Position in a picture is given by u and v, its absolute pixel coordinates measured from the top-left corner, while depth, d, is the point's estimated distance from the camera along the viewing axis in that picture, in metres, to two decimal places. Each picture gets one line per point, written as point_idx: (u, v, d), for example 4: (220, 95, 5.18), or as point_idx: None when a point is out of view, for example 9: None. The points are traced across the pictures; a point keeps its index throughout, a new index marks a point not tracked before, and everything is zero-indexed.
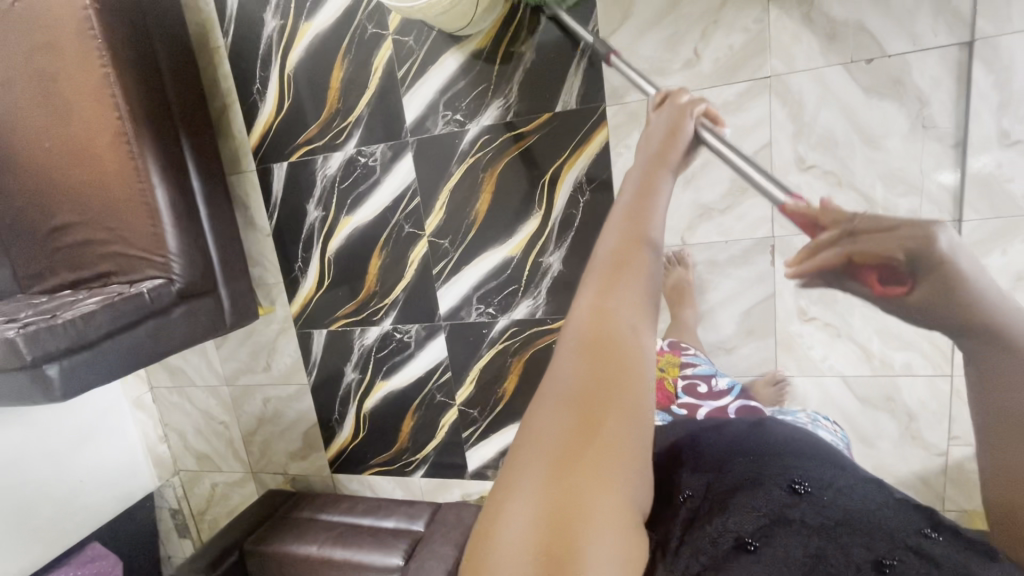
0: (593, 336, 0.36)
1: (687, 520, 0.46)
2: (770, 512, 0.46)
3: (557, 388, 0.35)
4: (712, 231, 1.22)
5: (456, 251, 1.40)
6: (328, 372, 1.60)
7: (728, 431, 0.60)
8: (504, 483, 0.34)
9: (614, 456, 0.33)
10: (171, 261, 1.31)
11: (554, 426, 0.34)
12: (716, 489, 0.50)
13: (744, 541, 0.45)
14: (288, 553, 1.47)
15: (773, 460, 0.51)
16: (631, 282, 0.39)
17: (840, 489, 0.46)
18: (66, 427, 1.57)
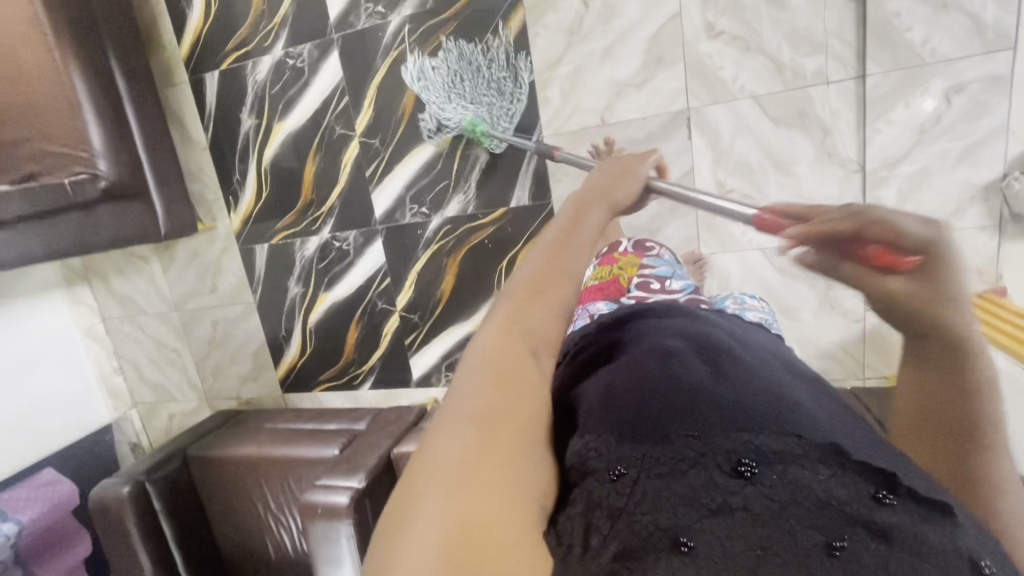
0: (499, 363, 0.42)
1: (613, 514, 0.41)
2: (711, 503, 0.41)
3: (459, 409, 0.40)
4: (630, 109, 1.13)
5: (387, 150, 1.31)
6: (272, 289, 1.53)
7: (676, 355, 0.51)
8: (405, 503, 0.36)
9: (507, 466, 0.38)
10: (96, 157, 1.19)
11: (455, 447, 0.37)
12: (653, 458, 0.43)
13: (679, 539, 0.39)
14: (226, 453, 1.34)
15: (715, 421, 0.44)
16: (549, 292, 0.47)
17: (791, 459, 0.41)
18: (13, 350, 1.57)
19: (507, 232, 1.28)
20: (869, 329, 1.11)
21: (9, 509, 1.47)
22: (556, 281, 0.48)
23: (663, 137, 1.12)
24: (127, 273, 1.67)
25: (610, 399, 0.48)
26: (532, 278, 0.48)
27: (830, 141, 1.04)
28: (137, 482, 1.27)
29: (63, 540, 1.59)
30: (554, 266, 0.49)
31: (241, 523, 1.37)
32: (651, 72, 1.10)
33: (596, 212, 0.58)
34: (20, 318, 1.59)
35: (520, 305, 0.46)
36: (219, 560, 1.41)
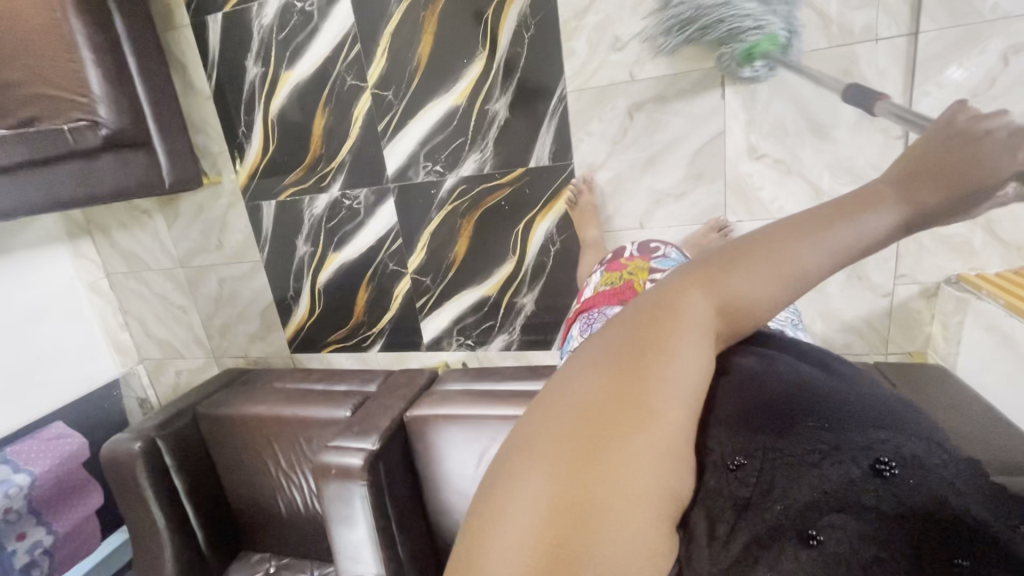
0: (659, 324, 0.39)
1: (736, 509, 0.36)
2: (839, 498, 0.33)
3: (613, 348, 0.38)
4: (660, 64, 1.06)
5: (400, 103, 1.24)
6: (279, 248, 1.50)
7: (800, 364, 0.46)
8: (533, 427, 0.35)
9: (648, 426, 0.34)
10: (97, 104, 1.13)
11: (583, 397, 0.35)
12: (775, 449, 0.37)
13: (805, 533, 0.32)
14: (237, 413, 1.33)
15: (847, 417, 0.38)
16: (755, 271, 0.40)
17: (937, 470, 0.33)
18: (18, 302, 1.54)
19: (525, 193, 1.23)
20: (895, 303, 1.08)
21: (20, 461, 1.48)
22: (771, 258, 0.40)
23: (695, 96, 1.07)
24: (130, 227, 1.63)
25: (740, 385, 0.43)
26: (739, 254, 0.41)
27: (873, 103, 0.98)
28: (148, 439, 1.27)
29: (75, 492, 1.62)
30: (771, 245, 0.41)
31: (252, 481, 1.37)
32: None
33: (889, 197, 0.40)
34: (24, 269, 1.56)
35: (708, 279, 0.41)
36: (230, 515, 1.43)
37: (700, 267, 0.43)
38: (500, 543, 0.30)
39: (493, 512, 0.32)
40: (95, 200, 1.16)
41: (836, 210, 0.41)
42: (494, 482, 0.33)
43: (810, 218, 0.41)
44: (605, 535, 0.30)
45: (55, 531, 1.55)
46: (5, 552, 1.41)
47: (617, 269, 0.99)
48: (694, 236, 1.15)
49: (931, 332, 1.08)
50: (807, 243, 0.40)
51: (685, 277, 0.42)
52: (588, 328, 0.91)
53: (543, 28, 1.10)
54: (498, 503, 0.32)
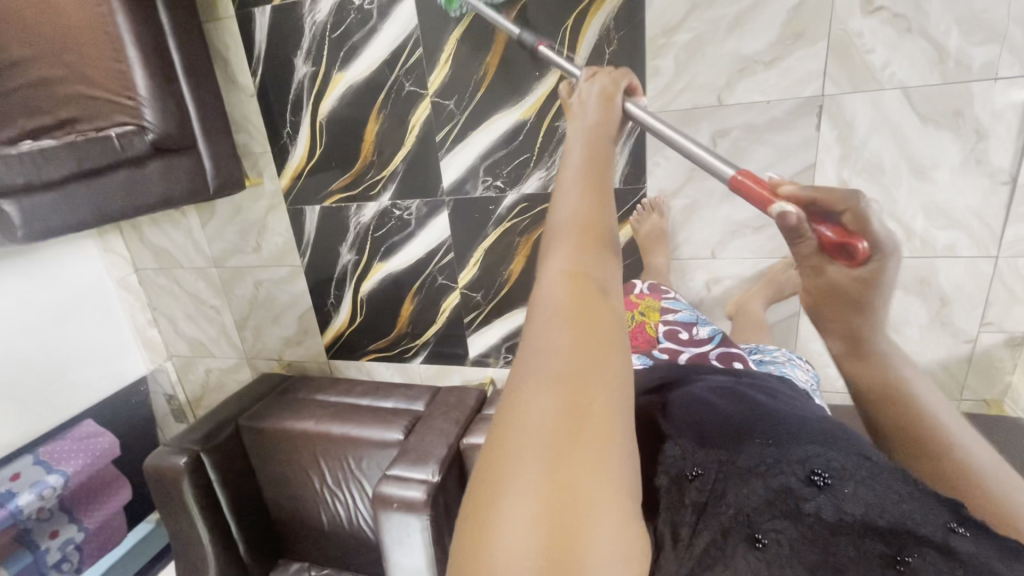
0: (581, 302, 0.36)
1: (698, 510, 0.45)
2: (785, 507, 0.42)
3: (538, 357, 0.34)
4: (753, 90, 0.99)
5: (462, 113, 1.17)
6: (321, 254, 1.44)
7: (747, 397, 0.58)
8: (490, 476, 0.32)
9: (604, 429, 0.32)
10: (142, 106, 1.06)
11: (542, 410, 0.32)
12: (729, 462, 0.47)
13: (753, 535, 0.42)
14: (280, 428, 1.30)
15: (788, 437, 0.48)
16: (590, 201, 0.41)
17: (862, 478, 0.43)
18: (46, 300, 1.49)
19: None
20: (980, 352, 1.04)
21: (53, 461, 1.46)
22: (593, 191, 0.42)
23: (788, 125, 1.00)
24: (162, 224, 1.56)
25: (697, 414, 0.54)
26: (574, 201, 0.41)
27: (981, 146, 0.92)
28: (192, 453, 1.24)
29: (106, 487, 1.60)
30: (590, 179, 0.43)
31: (294, 493, 1.35)
32: (786, 49, 0.96)
33: (606, 136, 0.49)
34: (51, 265, 1.50)
35: (577, 230, 0.39)
36: (270, 524, 1.42)
37: (553, 226, 0.41)
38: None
39: (477, 557, 0.30)
40: (144, 212, 1.10)
41: (597, 149, 0.46)
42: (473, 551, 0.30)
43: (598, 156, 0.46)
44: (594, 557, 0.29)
45: (86, 527, 1.53)
46: (38, 550, 1.42)
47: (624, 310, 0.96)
48: (769, 269, 1.11)
49: (1012, 383, 1.04)
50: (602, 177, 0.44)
51: (557, 242, 0.39)
52: None
53: (626, 44, 1.03)
54: (484, 547, 0.30)
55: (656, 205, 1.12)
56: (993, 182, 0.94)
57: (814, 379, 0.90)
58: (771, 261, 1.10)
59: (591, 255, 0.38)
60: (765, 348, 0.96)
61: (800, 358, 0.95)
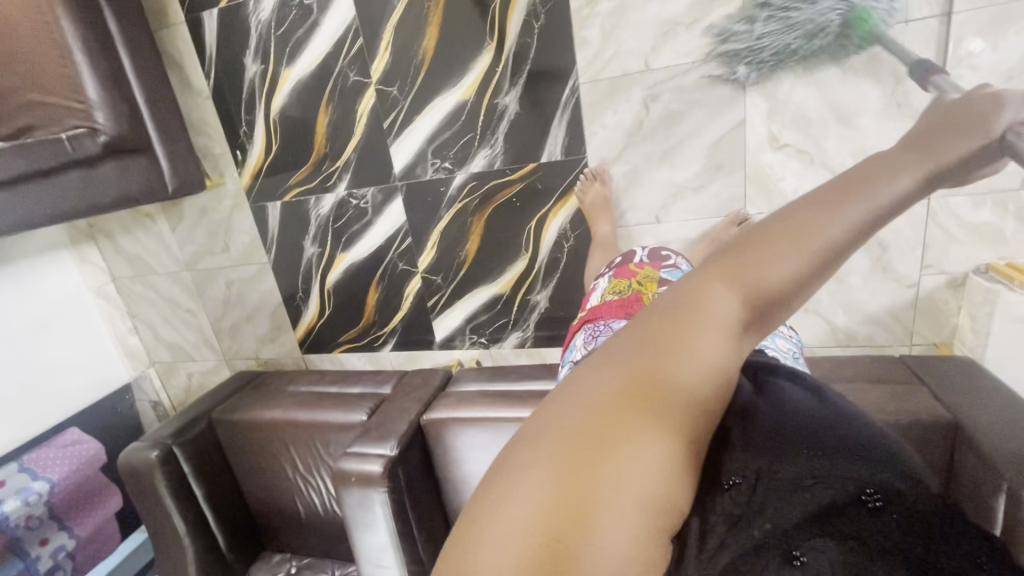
0: (685, 317, 0.38)
1: (730, 522, 0.39)
2: (827, 526, 0.37)
3: (625, 360, 0.37)
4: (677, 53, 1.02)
5: (406, 99, 1.20)
6: (286, 249, 1.47)
7: (810, 394, 0.47)
8: (533, 441, 0.35)
9: (650, 447, 0.33)
10: (93, 108, 1.09)
11: (594, 399, 0.35)
12: (772, 473, 0.41)
13: (789, 554, 0.37)
14: (252, 419, 1.32)
15: (842, 446, 0.41)
16: (782, 253, 0.38)
17: (915, 503, 0.36)
18: (26, 311, 1.53)
19: (537, 188, 1.20)
20: (923, 295, 1.06)
21: (38, 469, 1.48)
22: (796, 239, 0.38)
23: (714, 84, 1.03)
24: (134, 232, 1.61)
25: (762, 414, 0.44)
26: (755, 246, 0.39)
27: (901, 88, 0.94)
28: (164, 446, 1.27)
29: (95, 495, 1.62)
30: (800, 226, 0.38)
31: (269, 484, 1.37)
32: (703, 9, 0.98)
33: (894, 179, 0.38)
34: (27, 276, 1.53)
35: (735, 268, 0.39)
36: (250, 516, 1.44)
37: (714, 261, 0.41)
38: (496, 532, 0.31)
39: (493, 504, 0.33)
40: (102, 211, 1.15)
41: (860, 189, 0.38)
42: (491, 490, 0.34)
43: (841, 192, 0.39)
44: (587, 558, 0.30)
45: (76, 535, 1.55)
46: (29, 558, 1.43)
47: (625, 277, 0.97)
48: (712, 229, 1.13)
49: (958, 324, 1.05)
50: (830, 231, 0.37)
51: (705, 273, 0.40)
52: (593, 341, 0.86)
53: (553, 17, 1.06)
54: (500, 499, 0.33)
55: (598, 174, 1.15)
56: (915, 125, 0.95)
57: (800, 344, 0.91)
58: (712, 221, 1.12)
59: (721, 301, 0.38)
60: None
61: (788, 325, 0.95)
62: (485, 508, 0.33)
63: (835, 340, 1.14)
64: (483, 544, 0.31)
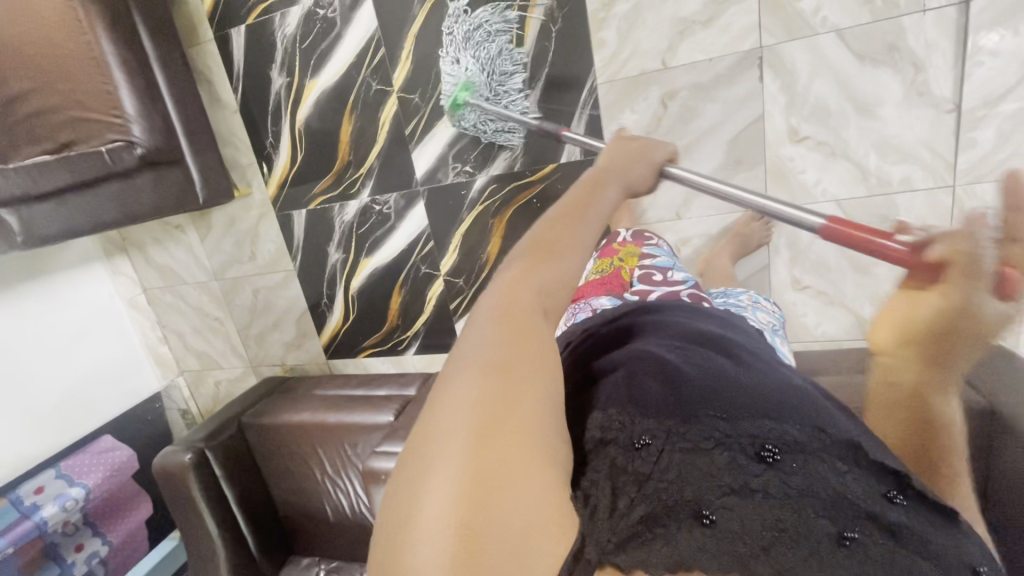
0: (511, 304, 0.43)
1: (640, 482, 0.42)
2: (735, 483, 0.41)
3: (477, 347, 0.40)
4: (694, 50, 1.03)
5: (427, 105, 1.23)
6: (311, 256, 1.51)
7: (715, 360, 0.51)
8: (422, 449, 0.36)
9: (526, 414, 0.37)
10: (130, 123, 1.15)
11: (466, 391, 0.37)
12: (678, 434, 0.44)
13: (701, 512, 0.41)
14: (281, 422, 1.35)
15: (743, 406, 0.45)
16: (562, 249, 0.48)
17: (812, 454, 0.42)
18: (63, 321, 1.58)
19: (558, 188, 1.21)
20: None
21: (74, 475, 1.52)
22: (561, 242, 0.48)
23: (731, 81, 1.03)
24: (164, 243, 1.66)
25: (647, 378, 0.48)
26: (539, 243, 0.48)
27: (921, 78, 0.94)
28: (197, 450, 1.30)
29: (126, 502, 1.65)
30: (565, 231, 0.49)
31: (297, 486, 1.39)
32: (719, 7, 1.00)
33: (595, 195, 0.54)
34: (64, 288, 1.59)
35: (537, 264, 0.46)
36: (279, 520, 1.46)
37: (517, 264, 0.47)
38: (415, 553, 0.32)
39: (407, 522, 0.33)
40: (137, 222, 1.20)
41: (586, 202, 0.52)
42: (402, 510, 0.34)
43: (581, 201, 0.53)
44: (502, 530, 0.33)
45: (109, 540, 1.58)
46: (65, 563, 1.46)
47: (607, 256, 1.03)
48: (734, 224, 1.13)
49: None
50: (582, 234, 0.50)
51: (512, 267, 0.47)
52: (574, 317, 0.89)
53: (570, 21, 1.08)
54: (413, 516, 0.33)
55: None
56: (936, 113, 0.95)
57: (779, 318, 0.93)
58: (732, 216, 1.13)
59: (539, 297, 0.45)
60: (736, 291, 0.99)
61: (765, 299, 0.99)
62: (400, 533, 0.33)
63: (863, 333, 1.13)
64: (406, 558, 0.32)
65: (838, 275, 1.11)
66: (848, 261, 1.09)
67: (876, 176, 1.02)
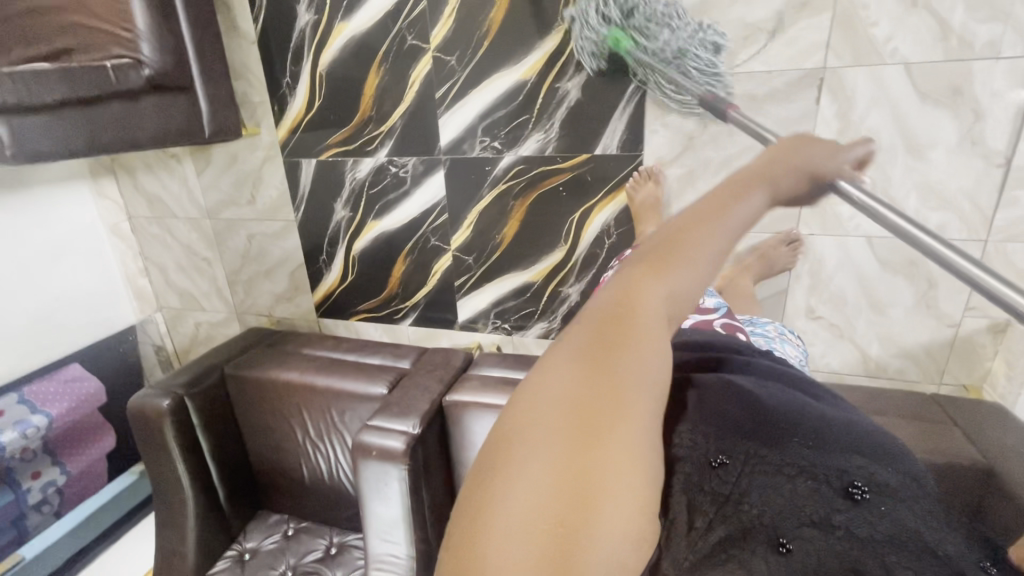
0: (624, 306, 0.39)
1: (717, 502, 0.46)
2: (815, 515, 0.43)
3: (582, 345, 0.38)
4: (756, 59, 0.99)
5: (463, 71, 1.16)
6: (315, 210, 1.43)
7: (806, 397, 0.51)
8: (514, 437, 0.35)
9: (629, 428, 0.34)
10: (139, 39, 1.05)
11: (568, 389, 0.35)
12: (758, 457, 0.46)
13: (778, 541, 0.43)
14: (267, 378, 1.31)
15: (832, 440, 0.46)
16: (693, 252, 0.41)
17: (903, 498, 0.43)
18: (36, 239, 1.47)
19: (587, 180, 1.17)
20: (962, 337, 1.06)
21: (38, 402, 1.46)
22: (704, 238, 0.42)
23: (788, 98, 0.99)
24: (157, 172, 1.55)
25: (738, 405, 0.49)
26: (676, 238, 0.42)
27: (978, 127, 0.92)
28: (176, 396, 1.24)
29: (89, 431, 1.60)
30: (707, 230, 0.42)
31: (275, 444, 1.36)
32: (791, 18, 0.95)
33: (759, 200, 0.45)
34: (45, 205, 1.48)
35: (657, 272, 0.40)
36: (252, 472, 1.44)
37: (643, 261, 0.42)
38: (493, 544, 0.31)
39: (489, 509, 0.32)
40: (137, 147, 1.09)
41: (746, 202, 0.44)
42: (485, 496, 0.33)
43: (739, 201, 0.44)
44: (593, 547, 0.31)
45: (68, 471, 1.54)
46: (20, 489, 1.42)
47: None
48: (760, 245, 1.11)
49: (992, 368, 1.05)
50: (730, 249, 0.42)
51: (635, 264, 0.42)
52: None
53: None
54: (502, 497, 0.32)
55: (652, 174, 1.12)
56: (986, 165, 0.94)
57: (802, 356, 0.94)
58: (759, 236, 1.11)
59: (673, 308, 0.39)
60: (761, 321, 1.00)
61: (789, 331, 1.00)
62: (482, 507, 0.33)
63: (865, 370, 1.14)
64: (484, 546, 0.31)
65: (852, 310, 1.11)
66: (865, 299, 1.09)
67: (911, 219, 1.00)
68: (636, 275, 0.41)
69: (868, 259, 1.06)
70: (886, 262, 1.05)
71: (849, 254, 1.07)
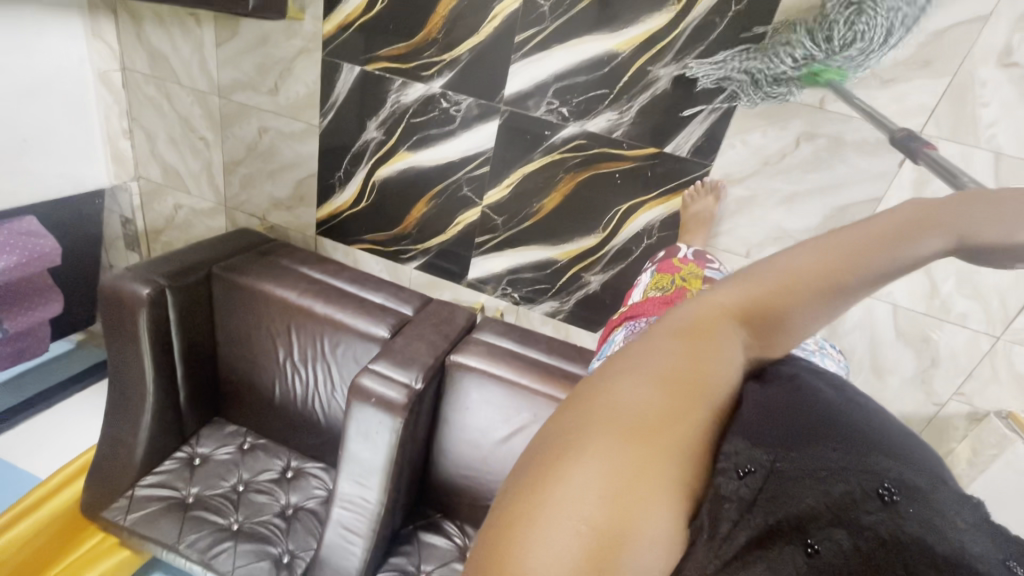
0: (701, 330, 0.40)
1: (743, 506, 0.34)
2: (840, 516, 0.32)
3: (652, 364, 0.37)
4: (856, 104, 0.96)
5: (553, 22, 1.06)
6: (343, 122, 1.31)
7: (819, 401, 0.43)
8: (570, 443, 0.32)
9: (678, 449, 0.34)
10: None
11: (635, 401, 0.34)
12: (783, 460, 0.36)
13: (802, 538, 0.32)
14: (258, 289, 1.23)
15: (862, 443, 0.37)
16: (791, 300, 0.41)
17: (937, 500, 0.33)
18: (13, 67, 1.26)
19: (646, 174, 1.13)
20: (941, 416, 1.13)
21: None
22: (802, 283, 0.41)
23: (873, 152, 0.98)
24: (169, 27, 1.36)
25: (762, 416, 0.40)
26: (775, 280, 0.42)
27: None
28: (157, 287, 1.14)
29: (38, 293, 1.46)
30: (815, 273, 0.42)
31: (250, 355, 1.29)
32: (907, 73, 0.92)
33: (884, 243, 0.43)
34: (31, 29, 1.27)
35: (750, 304, 0.42)
36: (216, 378, 1.36)
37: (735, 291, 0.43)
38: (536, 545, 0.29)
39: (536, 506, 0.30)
40: None
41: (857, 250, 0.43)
42: (530, 499, 0.31)
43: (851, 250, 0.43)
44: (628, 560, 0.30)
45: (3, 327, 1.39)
46: None
47: (669, 271, 1.03)
48: None
49: (954, 449, 1.13)
50: (848, 303, 0.43)
51: (728, 294, 0.42)
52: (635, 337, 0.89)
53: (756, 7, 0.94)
54: (547, 485, 0.31)
55: (715, 188, 1.08)
56: None
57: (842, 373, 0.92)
58: None
59: (742, 326, 0.41)
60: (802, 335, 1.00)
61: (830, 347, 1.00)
62: (524, 496, 0.31)
63: None
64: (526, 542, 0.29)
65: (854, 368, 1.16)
66: (871, 361, 1.13)
67: (941, 300, 1.04)
68: (729, 303, 0.42)
69: (887, 325, 1.09)
70: (902, 334, 1.09)
71: (870, 318, 1.10)
